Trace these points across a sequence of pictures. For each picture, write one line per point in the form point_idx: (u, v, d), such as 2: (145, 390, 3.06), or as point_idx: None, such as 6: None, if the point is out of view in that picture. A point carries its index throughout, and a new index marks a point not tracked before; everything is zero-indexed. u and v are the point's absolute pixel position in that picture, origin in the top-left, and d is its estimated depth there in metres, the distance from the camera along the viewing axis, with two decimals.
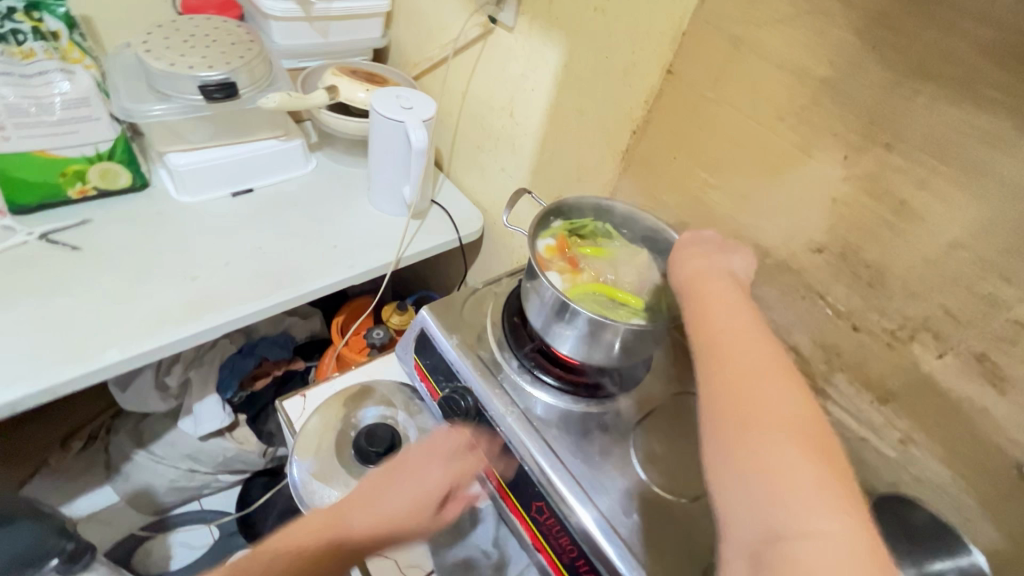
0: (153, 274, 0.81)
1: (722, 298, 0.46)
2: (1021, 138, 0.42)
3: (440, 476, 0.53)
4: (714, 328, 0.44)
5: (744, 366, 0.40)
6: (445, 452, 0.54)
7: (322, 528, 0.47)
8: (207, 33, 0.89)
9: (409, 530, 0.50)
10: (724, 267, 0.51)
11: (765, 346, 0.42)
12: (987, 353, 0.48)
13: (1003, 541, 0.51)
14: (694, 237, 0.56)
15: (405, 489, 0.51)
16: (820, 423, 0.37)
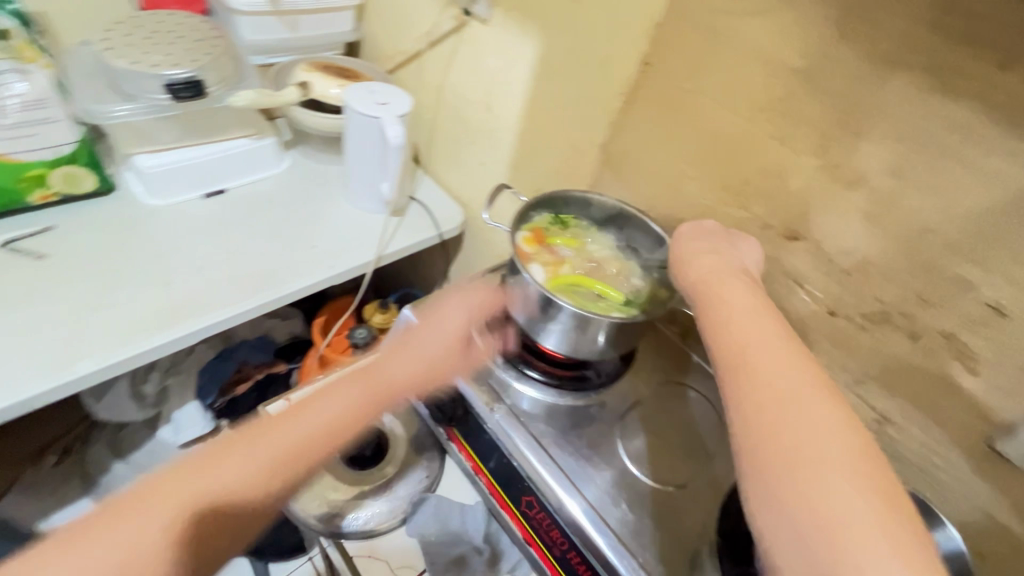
0: (124, 280, 0.79)
1: (737, 304, 0.43)
2: (985, 125, 0.43)
3: (457, 319, 0.62)
4: (733, 340, 0.41)
5: (780, 385, 0.37)
6: (470, 305, 0.63)
7: (367, 370, 0.56)
8: (170, 29, 0.86)
9: (442, 365, 0.59)
10: (732, 264, 0.48)
11: (795, 354, 0.39)
12: (956, 334, 0.50)
13: (975, 512, 0.53)
14: (704, 234, 0.53)
15: (431, 337, 0.60)
16: (863, 440, 0.35)
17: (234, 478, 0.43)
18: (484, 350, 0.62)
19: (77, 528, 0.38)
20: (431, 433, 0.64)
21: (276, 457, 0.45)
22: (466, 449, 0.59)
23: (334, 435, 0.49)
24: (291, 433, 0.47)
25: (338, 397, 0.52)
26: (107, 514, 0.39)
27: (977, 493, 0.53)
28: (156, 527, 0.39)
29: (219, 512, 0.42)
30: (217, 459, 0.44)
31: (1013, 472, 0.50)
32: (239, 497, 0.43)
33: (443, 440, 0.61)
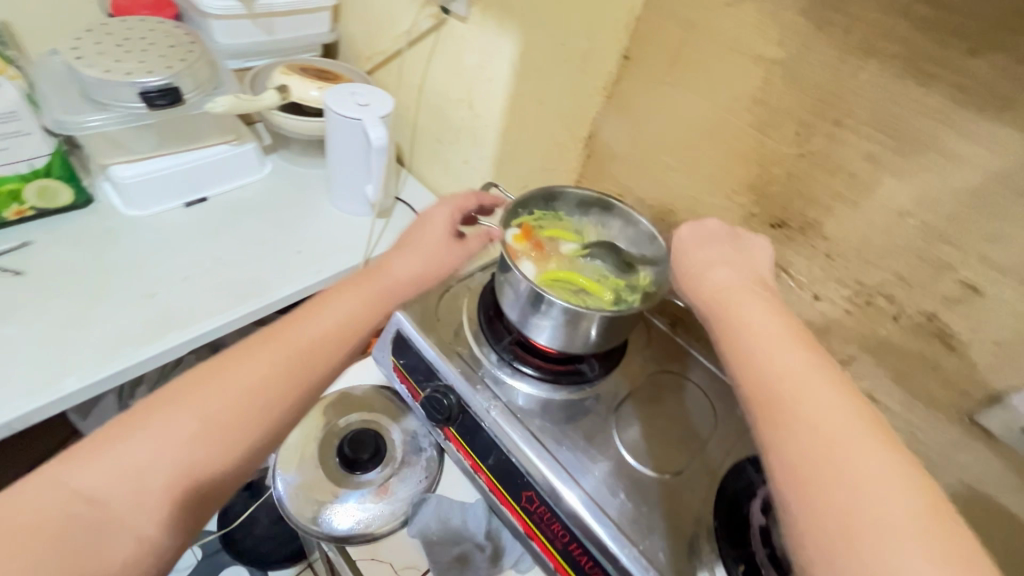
0: (107, 294, 0.78)
1: (765, 329, 0.40)
2: (956, 110, 0.45)
3: (446, 221, 0.68)
4: (766, 371, 0.37)
5: (824, 424, 0.34)
6: (451, 209, 0.69)
7: (366, 279, 0.61)
8: (142, 35, 0.84)
9: (439, 266, 0.66)
10: (746, 280, 0.46)
11: (835, 388, 0.36)
12: (936, 313, 0.51)
13: (959, 484, 0.55)
14: (715, 248, 0.50)
15: (423, 244, 0.66)
16: (914, 480, 0.32)
17: (249, 377, 0.49)
18: (472, 244, 0.68)
19: (116, 424, 0.44)
20: (429, 434, 0.64)
21: (285, 359, 0.51)
22: (465, 448, 0.59)
23: (334, 340, 0.55)
24: (296, 338, 0.52)
25: (332, 307, 0.56)
26: (139, 412, 0.45)
27: (961, 466, 0.55)
28: (187, 422, 0.45)
29: (242, 406, 0.47)
30: (233, 362, 0.49)
31: (994, 444, 0.52)
32: (256, 393, 0.48)
33: (441, 440, 0.62)
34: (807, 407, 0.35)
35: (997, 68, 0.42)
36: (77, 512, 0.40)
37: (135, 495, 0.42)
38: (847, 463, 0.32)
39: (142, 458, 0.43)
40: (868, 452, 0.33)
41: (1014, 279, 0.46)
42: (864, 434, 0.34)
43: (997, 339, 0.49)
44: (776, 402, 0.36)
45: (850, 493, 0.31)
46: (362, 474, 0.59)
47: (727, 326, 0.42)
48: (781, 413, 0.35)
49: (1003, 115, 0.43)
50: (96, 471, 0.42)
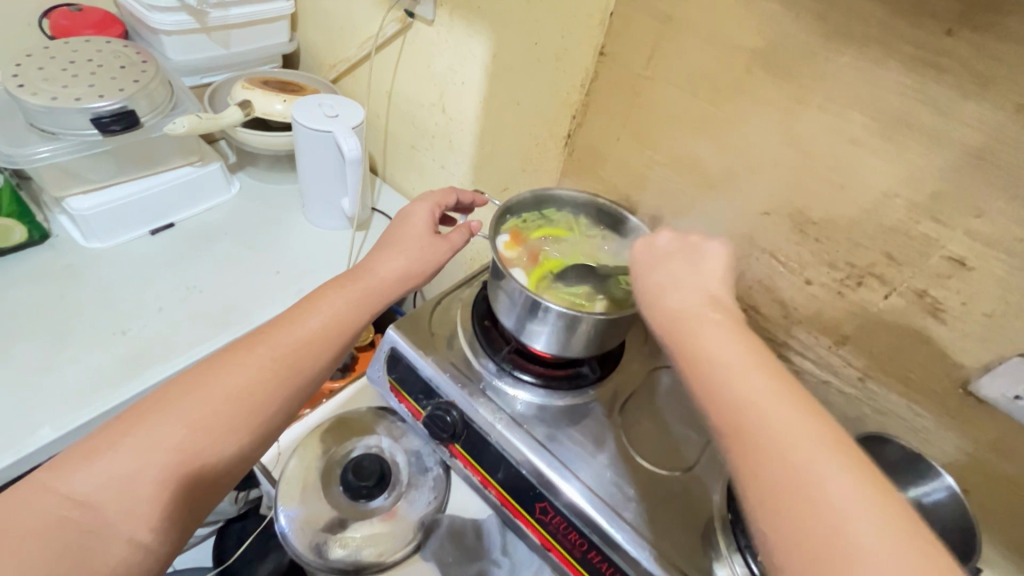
0: (73, 334, 0.73)
1: (728, 359, 0.39)
2: (937, 90, 0.45)
3: (428, 215, 0.65)
4: (735, 407, 0.37)
5: (792, 458, 0.34)
6: (432, 202, 0.66)
7: (350, 276, 0.58)
8: (89, 57, 0.79)
9: (427, 251, 0.62)
10: (705, 297, 0.44)
11: (800, 413, 0.36)
12: (926, 289, 0.53)
13: (955, 452, 0.57)
14: (669, 259, 0.48)
15: (405, 239, 0.62)
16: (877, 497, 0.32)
17: (233, 383, 0.49)
18: (454, 238, 0.65)
19: (105, 431, 0.45)
20: (433, 451, 0.63)
21: (273, 361, 0.51)
22: (472, 464, 0.58)
23: (320, 342, 0.54)
24: (281, 340, 0.52)
25: (317, 310, 0.55)
26: (126, 419, 0.46)
27: (958, 434, 0.56)
28: (174, 428, 0.45)
29: (230, 411, 0.48)
30: (218, 367, 0.50)
31: (989, 412, 0.54)
32: (243, 398, 0.49)
33: (447, 458, 0.60)
34: (775, 442, 0.35)
35: (975, 46, 0.42)
36: (68, 517, 0.41)
37: (124, 502, 0.42)
38: (820, 499, 0.32)
39: (129, 465, 0.43)
40: (839, 482, 0.33)
41: (1001, 252, 0.47)
42: (831, 461, 0.34)
43: (987, 311, 0.50)
44: (745, 440, 0.35)
45: (828, 533, 0.31)
46: (367, 502, 0.57)
47: (689, 357, 0.40)
48: (752, 453, 0.35)
49: (982, 93, 0.43)
50: (87, 478, 0.42)
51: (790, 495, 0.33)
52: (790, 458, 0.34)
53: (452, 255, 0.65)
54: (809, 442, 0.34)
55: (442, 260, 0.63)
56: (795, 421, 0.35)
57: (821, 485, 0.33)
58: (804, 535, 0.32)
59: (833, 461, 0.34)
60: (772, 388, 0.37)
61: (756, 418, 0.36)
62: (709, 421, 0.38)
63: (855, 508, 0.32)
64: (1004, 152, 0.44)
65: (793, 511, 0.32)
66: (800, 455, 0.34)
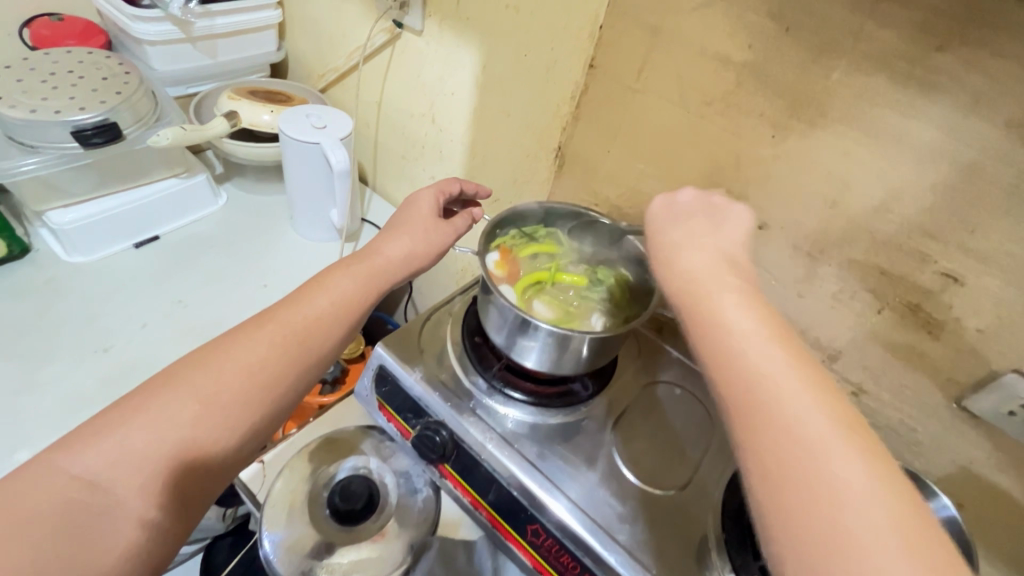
0: (55, 352, 0.71)
1: (743, 325, 0.37)
2: (929, 106, 0.45)
3: (432, 202, 0.63)
4: (739, 361, 0.35)
5: (798, 422, 0.32)
6: (439, 188, 0.64)
7: (357, 257, 0.57)
8: (70, 69, 0.78)
9: (431, 238, 0.61)
10: (722, 265, 0.42)
11: (812, 384, 0.34)
12: (920, 304, 0.52)
13: (948, 466, 0.57)
14: (679, 229, 0.46)
15: (410, 224, 0.61)
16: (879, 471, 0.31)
17: (247, 359, 0.48)
18: (458, 223, 0.64)
19: (118, 407, 0.44)
20: (422, 471, 0.61)
21: (282, 338, 0.50)
22: (462, 484, 0.57)
23: (331, 318, 0.52)
24: (289, 319, 0.51)
25: (325, 288, 0.54)
26: (136, 397, 0.44)
27: (953, 449, 0.56)
28: (188, 402, 0.44)
29: (244, 388, 0.47)
30: (230, 343, 0.48)
31: (982, 427, 0.53)
32: (255, 374, 0.48)
33: (437, 478, 0.59)
34: (784, 407, 0.33)
35: (965, 63, 0.42)
36: (76, 497, 0.39)
37: (139, 477, 0.41)
38: (819, 463, 0.31)
39: (142, 440, 0.42)
40: (840, 449, 0.31)
41: (994, 268, 0.47)
42: (831, 423, 0.33)
43: (980, 327, 0.49)
44: (752, 402, 0.34)
45: (826, 498, 0.30)
46: (355, 525, 0.56)
47: (702, 320, 0.38)
48: (758, 415, 0.33)
49: (974, 109, 0.43)
50: (96, 455, 0.41)
51: (790, 457, 0.32)
52: (795, 423, 0.32)
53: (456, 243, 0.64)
54: (817, 411, 0.33)
55: (445, 247, 0.62)
56: (806, 389, 0.34)
57: (822, 451, 0.31)
58: (801, 498, 0.30)
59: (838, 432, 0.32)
60: (786, 356, 0.35)
61: (772, 391, 0.34)
62: (715, 383, 0.36)
63: (849, 469, 0.31)
64: (996, 168, 0.44)
65: (792, 474, 0.31)
66: (806, 422, 0.32)
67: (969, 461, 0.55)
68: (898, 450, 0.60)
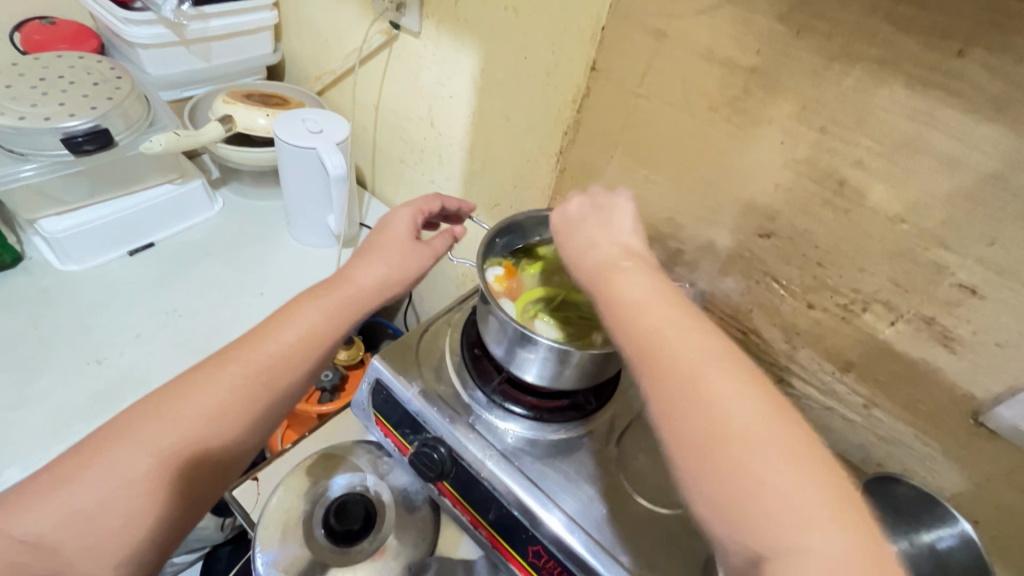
0: (46, 365, 0.70)
1: (640, 295, 0.40)
2: (947, 113, 0.43)
3: (409, 221, 0.60)
4: (639, 329, 0.38)
5: (691, 368, 0.35)
6: (414, 209, 0.62)
7: (326, 287, 0.54)
8: (60, 73, 0.76)
9: (408, 262, 0.57)
10: (622, 248, 0.44)
11: (699, 334, 0.37)
12: (935, 317, 0.50)
13: (962, 482, 0.55)
14: (585, 213, 0.49)
15: (385, 246, 0.58)
16: (761, 395, 0.35)
17: (203, 407, 0.46)
18: (438, 244, 0.61)
19: (63, 461, 0.43)
20: (421, 488, 0.60)
21: (246, 380, 0.48)
22: (461, 503, 0.55)
23: (298, 356, 0.50)
24: (251, 358, 0.49)
25: (292, 322, 0.51)
26: (85, 449, 0.44)
27: (965, 465, 0.54)
28: (137, 458, 0.43)
29: (206, 434, 0.45)
30: (187, 388, 0.47)
31: (999, 443, 0.51)
32: (218, 421, 0.46)
33: (436, 495, 0.58)
34: (678, 358, 0.36)
35: (987, 68, 0.40)
36: (20, 561, 0.39)
37: (84, 540, 0.41)
38: (710, 401, 0.34)
39: (88, 500, 0.41)
40: (728, 387, 0.34)
41: (1013, 282, 0.45)
42: (718, 363, 0.36)
43: (1000, 341, 0.47)
44: (652, 359, 0.36)
45: (718, 430, 0.33)
46: (349, 545, 0.54)
47: (604, 296, 0.41)
48: (655, 370, 0.36)
49: (996, 116, 0.41)
50: (41, 516, 0.40)
51: (687, 401, 0.34)
52: (688, 369, 0.35)
53: (434, 265, 0.60)
54: (704, 355, 0.36)
55: (423, 270, 0.59)
56: (696, 340, 0.37)
57: (713, 389, 0.34)
58: (696, 433, 0.33)
59: (724, 369, 0.35)
60: (679, 316, 0.38)
61: (668, 348, 0.36)
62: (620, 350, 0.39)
63: (733, 401, 0.34)
64: (1019, 179, 0.42)
65: (681, 408, 0.34)
66: (697, 368, 0.35)
67: (985, 478, 0.53)
68: (911, 464, 0.58)
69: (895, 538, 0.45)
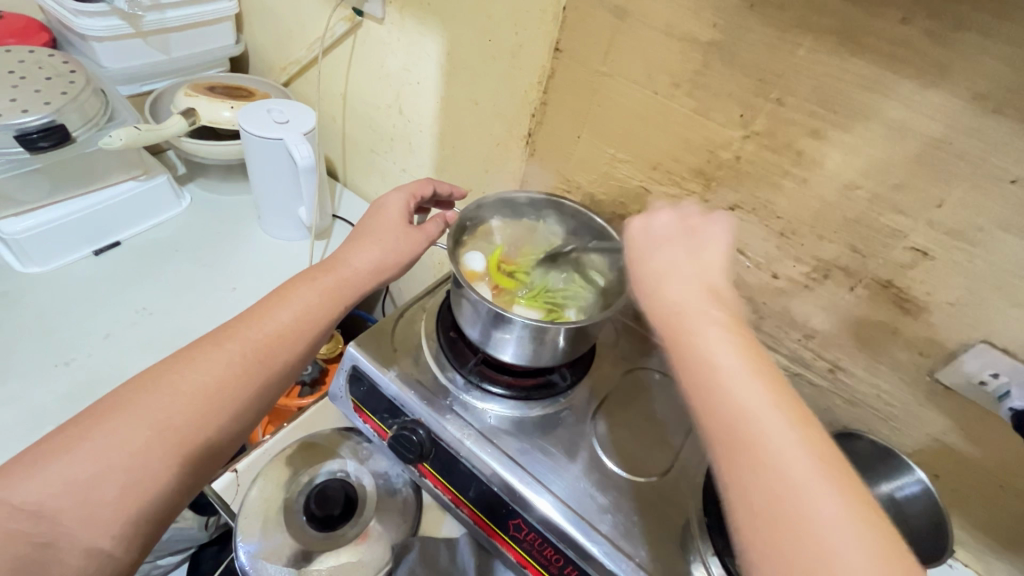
0: (13, 370, 0.68)
1: (730, 360, 0.37)
2: (894, 80, 0.44)
3: (402, 206, 0.62)
4: (724, 398, 0.35)
5: (782, 462, 0.33)
6: (408, 193, 0.63)
7: (324, 268, 0.56)
8: (9, 67, 0.74)
9: (403, 244, 0.60)
10: (703, 289, 0.41)
11: (792, 420, 0.34)
12: (891, 279, 0.52)
13: (923, 438, 0.58)
14: (667, 243, 0.46)
15: (379, 231, 0.60)
16: (861, 512, 0.31)
17: (201, 382, 0.46)
18: (431, 228, 0.63)
19: (65, 430, 0.43)
20: (401, 471, 0.60)
21: (242, 356, 0.49)
22: (442, 483, 0.56)
23: (293, 336, 0.52)
24: (249, 336, 0.50)
25: (288, 305, 0.53)
26: (86, 420, 0.43)
27: (925, 422, 0.57)
28: (139, 430, 0.43)
29: (199, 412, 0.46)
30: (185, 363, 0.47)
31: (953, 398, 0.54)
32: (206, 398, 0.46)
33: (417, 478, 0.58)
34: (766, 444, 0.33)
35: (930, 35, 0.42)
36: (19, 528, 0.38)
37: (82, 511, 0.40)
38: (803, 508, 0.31)
39: (86, 470, 0.41)
40: (819, 483, 0.32)
41: (962, 242, 0.47)
42: (817, 464, 0.33)
43: (950, 300, 0.50)
44: (738, 440, 0.34)
45: (803, 525, 0.31)
46: (332, 530, 0.55)
47: (684, 356, 0.38)
48: (735, 437, 0.34)
49: (939, 81, 0.43)
50: (42, 484, 0.40)
51: (776, 500, 0.32)
52: (777, 461, 0.33)
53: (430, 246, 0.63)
54: (801, 449, 0.33)
55: (420, 252, 0.61)
56: (789, 427, 0.34)
57: (807, 490, 0.32)
58: (781, 536, 0.31)
59: (822, 473, 0.32)
60: (771, 390, 0.35)
61: (757, 429, 0.34)
62: (697, 407, 0.37)
63: (831, 514, 0.31)
64: (963, 142, 0.44)
65: (765, 500, 0.32)
66: (782, 450, 0.33)
67: (941, 432, 0.56)
68: (876, 426, 0.61)
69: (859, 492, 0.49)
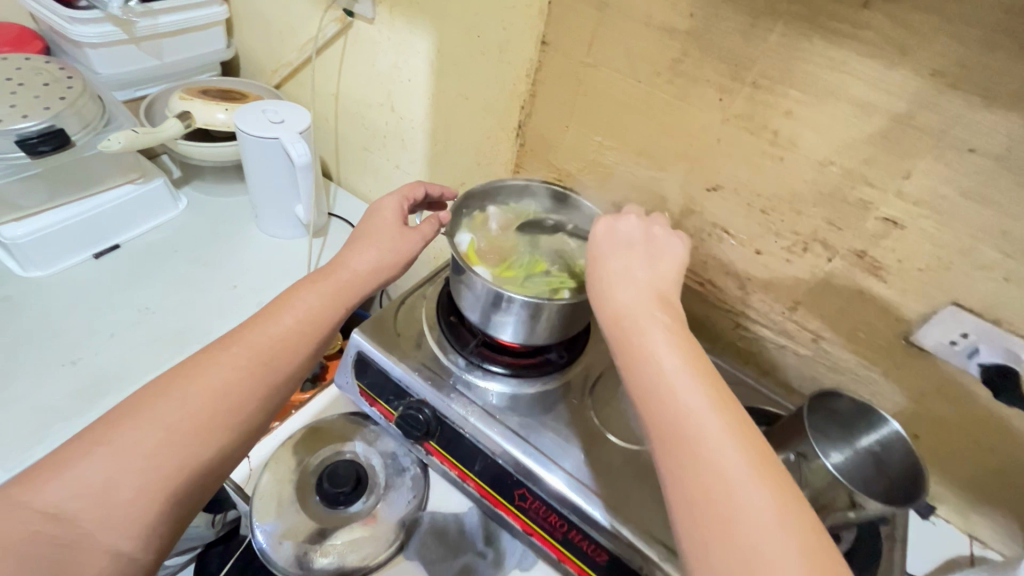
0: (21, 369, 0.70)
1: (674, 367, 0.39)
2: (857, 60, 0.48)
3: (396, 207, 0.64)
4: (669, 403, 0.38)
5: (720, 464, 0.35)
6: (403, 197, 0.66)
7: (325, 270, 0.58)
8: (8, 75, 0.75)
9: (399, 243, 0.62)
10: (653, 294, 0.44)
11: (731, 426, 0.37)
12: (865, 250, 0.56)
13: (903, 400, 0.61)
14: (625, 249, 0.48)
15: (376, 232, 0.62)
16: (787, 510, 0.34)
17: (210, 387, 0.48)
18: (426, 228, 0.64)
19: (86, 433, 0.45)
20: (409, 451, 0.63)
21: (249, 360, 0.51)
22: (449, 459, 0.58)
23: (297, 334, 0.54)
24: (254, 339, 0.52)
25: (292, 306, 0.55)
26: (102, 424, 0.45)
27: (903, 385, 0.60)
28: (150, 432, 0.45)
29: (209, 410, 0.47)
30: (191, 369, 0.49)
31: (927, 359, 0.57)
32: (218, 391, 0.48)
33: (424, 456, 0.60)
34: (705, 450, 0.36)
35: (889, 18, 0.45)
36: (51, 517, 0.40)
37: (109, 496, 0.42)
38: (731, 495, 0.34)
39: (101, 474, 0.43)
40: (750, 484, 0.34)
41: (928, 210, 0.50)
42: (751, 466, 0.35)
43: (920, 266, 0.53)
44: (682, 437, 0.36)
45: (733, 521, 0.33)
46: (345, 507, 0.57)
47: (635, 364, 0.40)
48: (679, 439, 0.36)
49: (900, 60, 0.46)
50: (62, 485, 0.42)
51: (709, 489, 0.34)
52: (712, 463, 0.35)
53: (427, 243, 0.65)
54: (738, 455, 0.35)
55: (417, 249, 0.63)
56: (726, 431, 0.36)
57: (738, 490, 0.34)
58: (717, 534, 0.33)
59: (752, 474, 0.35)
60: (711, 395, 0.38)
61: (697, 431, 0.36)
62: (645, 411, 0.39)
63: (762, 513, 0.33)
64: (925, 116, 0.47)
65: (704, 500, 0.34)
66: (719, 450, 0.35)
67: (919, 394, 0.60)
68: (858, 391, 0.64)
69: (840, 448, 0.55)
